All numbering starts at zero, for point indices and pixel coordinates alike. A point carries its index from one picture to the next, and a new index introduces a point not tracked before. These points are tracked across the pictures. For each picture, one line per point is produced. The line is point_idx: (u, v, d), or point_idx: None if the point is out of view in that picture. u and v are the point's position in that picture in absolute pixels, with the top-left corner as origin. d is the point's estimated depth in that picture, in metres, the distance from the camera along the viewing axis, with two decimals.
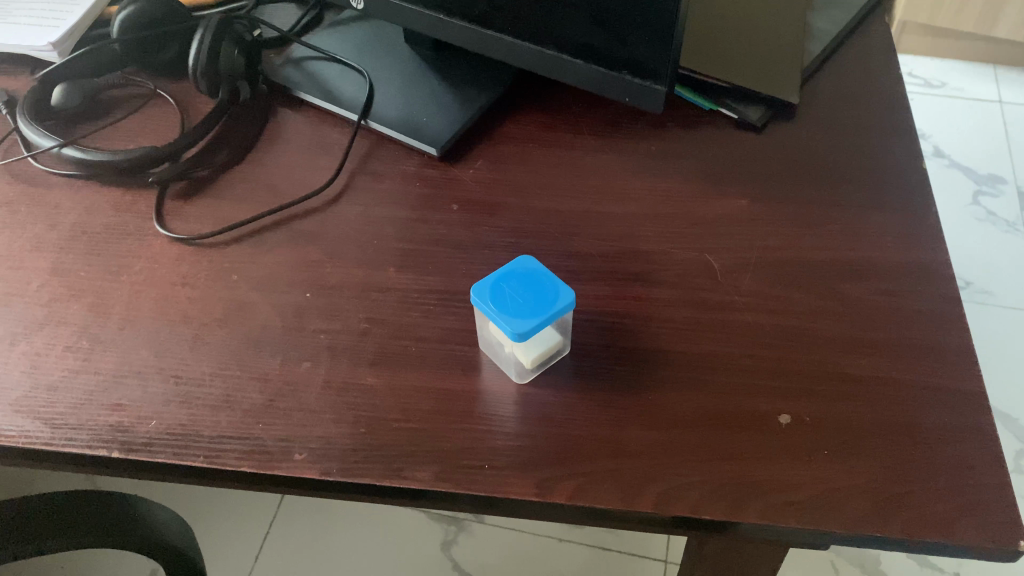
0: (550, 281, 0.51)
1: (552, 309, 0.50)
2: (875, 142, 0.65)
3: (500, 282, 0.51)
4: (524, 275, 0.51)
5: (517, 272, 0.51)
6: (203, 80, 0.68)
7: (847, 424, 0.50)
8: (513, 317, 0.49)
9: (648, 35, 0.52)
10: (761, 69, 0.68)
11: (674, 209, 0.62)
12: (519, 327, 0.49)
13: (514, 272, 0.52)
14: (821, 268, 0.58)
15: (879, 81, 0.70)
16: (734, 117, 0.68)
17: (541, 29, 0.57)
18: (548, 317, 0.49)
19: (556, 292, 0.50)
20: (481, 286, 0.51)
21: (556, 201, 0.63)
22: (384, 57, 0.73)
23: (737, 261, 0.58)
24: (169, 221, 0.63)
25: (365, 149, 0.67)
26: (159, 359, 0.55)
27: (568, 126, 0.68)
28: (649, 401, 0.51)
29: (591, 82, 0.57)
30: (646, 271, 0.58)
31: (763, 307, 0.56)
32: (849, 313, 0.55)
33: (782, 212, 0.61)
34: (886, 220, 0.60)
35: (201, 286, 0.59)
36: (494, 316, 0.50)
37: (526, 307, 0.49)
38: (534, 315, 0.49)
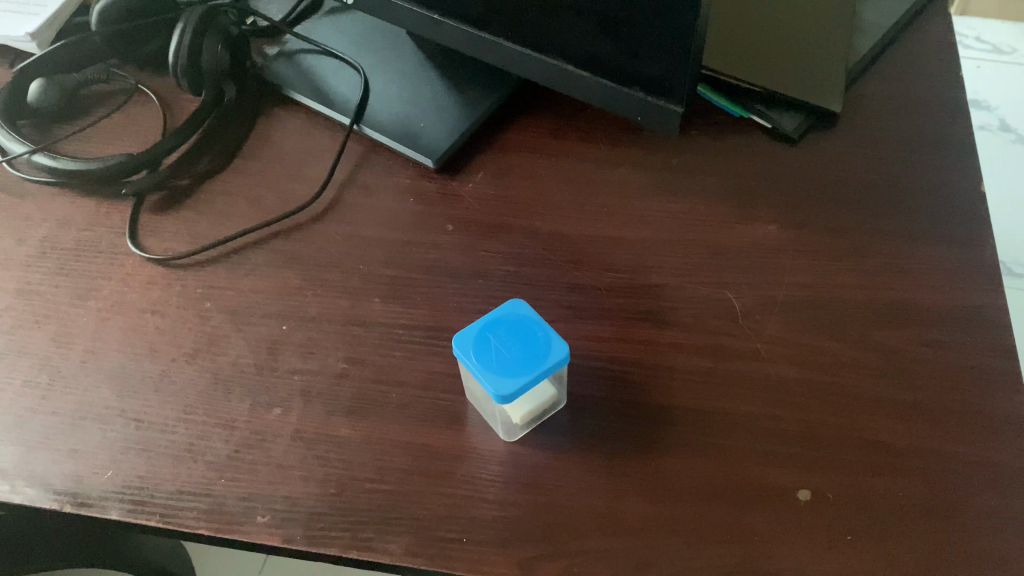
0: (541, 331, 0.45)
1: (543, 367, 0.44)
2: (926, 160, 0.58)
3: (485, 332, 0.45)
4: (513, 323, 0.46)
5: (505, 320, 0.46)
6: (184, 78, 0.62)
7: (876, 502, 0.44)
8: (498, 375, 0.44)
9: (663, 47, 0.46)
10: (800, 72, 0.60)
11: (693, 235, 0.55)
12: (503, 388, 0.43)
13: (502, 320, 0.46)
14: (857, 312, 0.51)
15: (933, 86, 0.62)
16: (767, 125, 0.61)
17: (543, 35, 0.50)
18: (537, 376, 0.43)
19: (547, 345, 0.45)
20: (464, 336, 0.46)
21: (562, 223, 0.57)
22: (384, 52, 0.67)
23: (761, 300, 0.52)
24: (143, 238, 0.58)
25: (357, 157, 0.62)
26: (121, 400, 0.51)
27: (581, 135, 0.62)
28: (651, 467, 0.46)
29: (600, 97, 0.50)
30: (657, 309, 0.52)
31: (788, 357, 0.49)
32: (885, 367, 0.48)
33: (815, 241, 0.54)
34: (934, 254, 0.53)
35: (172, 315, 0.54)
36: (477, 373, 0.44)
37: (513, 364, 0.44)
38: (523, 373, 0.44)
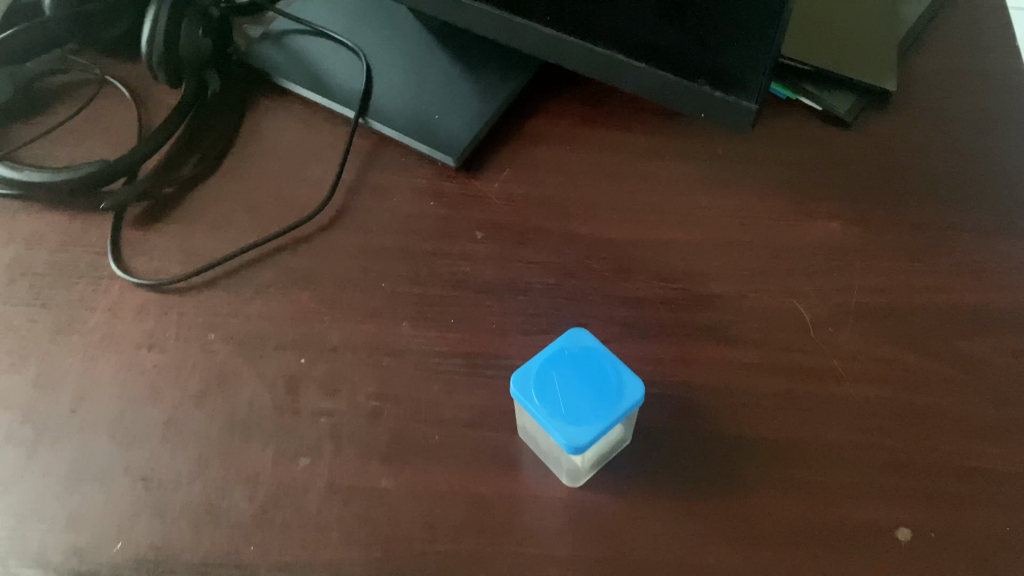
0: (610, 367, 0.40)
1: (615, 409, 0.39)
2: (992, 141, 0.53)
3: (547, 370, 0.40)
4: (577, 358, 0.41)
5: (569, 355, 0.41)
6: (160, 71, 0.54)
7: (982, 540, 0.40)
8: (566, 421, 0.38)
9: (737, 37, 0.40)
10: (853, 47, 0.55)
11: (749, 236, 0.50)
12: (573, 437, 0.38)
13: (564, 354, 0.41)
14: (938, 319, 0.47)
15: (990, 58, 0.57)
16: (818, 108, 0.55)
17: (591, 21, 0.44)
18: (609, 421, 0.38)
19: (619, 380, 0.40)
20: (523, 373, 0.40)
21: (604, 226, 0.51)
22: (385, 31, 0.60)
23: (833, 309, 0.47)
24: (128, 258, 0.51)
25: (365, 154, 0.55)
26: (123, 455, 0.44)
27: (614, 122, 0.56)
28: (734, 509, 0.41)
29: (656, 91, 0.44)
30: (719, 324, 0.47)
31: (869, 375, 0.45)
32: (974, 382, 0.44)
33: (884, 239, 0.50)
34: (1013, 248, 0.49)
35: (171, 350, 0.47)
36: (543, 420, 0.39)
37: (582, 407, 0.39)
38: (593, 417, 0.39)
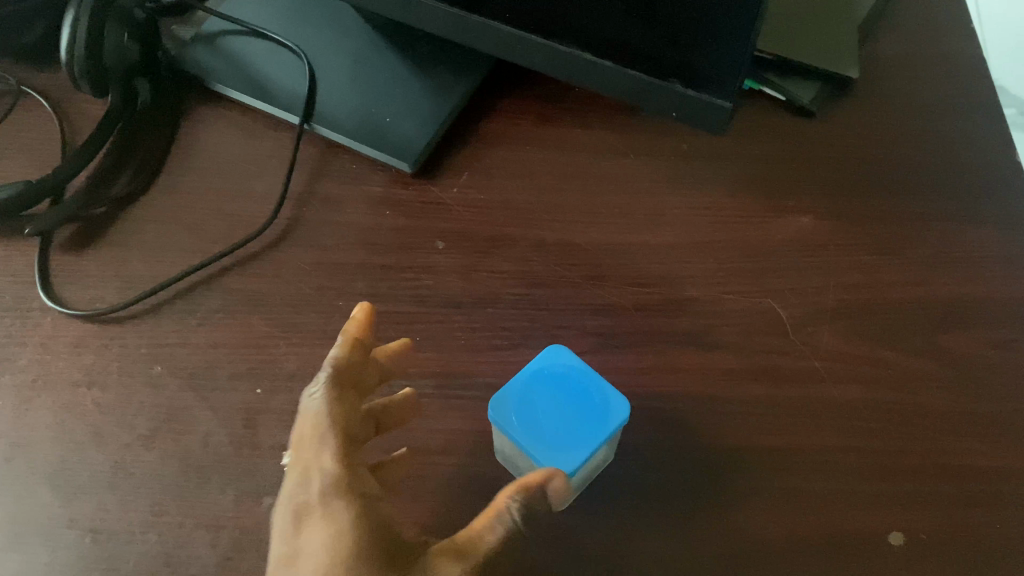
0: (594, 385, 0.38)
1: (603, 431, 0.37)
2: (952, 128, 0.53)
3: (527, 391, 0.38)
4: (558, 376, 0.38)
5: (549, 374, 0.38)
6: (84, 80, 0.50)
7: (974, 540, 0.39)
8: (554, 449, 0.36)
9: (710, 34, 0.38)
10: (817, 32, 0.53)
11: (719, 236, 0.49)
12: (563, 466, 0.36)
13: (544, 374, 0.38)
14: (913, 314, 0.46)
15: (946, 43, 0.57)
16: (780, 98, 0.54)
17: (553, 18, 0.42)
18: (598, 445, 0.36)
19: (604, 399, 0.37)
20: (501, 396, 0.38)
21: (571, 231, 0.49)
22: (326, 29, 0.56)
23: (811, 309, 0.46)
24: (59, 287, 0.47)
25: (313, 164, 0.52)
26: (67, 508, 0.40)
27: (574, 121, 0.54)
28: (726, 523, 0.40)
29: (625, 92, 0.42)
30: (696, 329, 0.46)
31: (851, 374, 0.44)
32: (955, 378, 0.44)
33: (854, 234, 0.49)
34: (981, 238, 0.48)
35: (114, 387, 0.44)
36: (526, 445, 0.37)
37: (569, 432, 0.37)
38: (582, 442, 0.36)
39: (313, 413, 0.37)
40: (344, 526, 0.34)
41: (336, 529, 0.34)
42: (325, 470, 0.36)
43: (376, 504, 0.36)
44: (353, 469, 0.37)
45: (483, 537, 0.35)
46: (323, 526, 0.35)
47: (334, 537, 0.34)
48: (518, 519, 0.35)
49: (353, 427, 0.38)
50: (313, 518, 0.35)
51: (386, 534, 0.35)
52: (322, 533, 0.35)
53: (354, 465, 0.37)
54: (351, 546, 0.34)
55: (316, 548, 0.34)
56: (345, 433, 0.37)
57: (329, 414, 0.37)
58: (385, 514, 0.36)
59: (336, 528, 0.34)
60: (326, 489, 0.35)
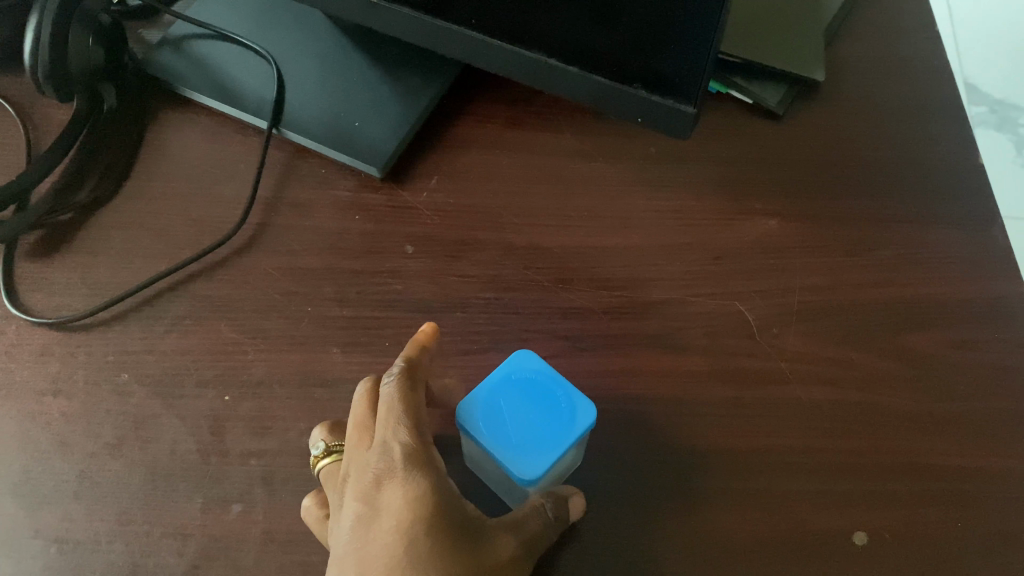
0: (561, 390, 0.38)
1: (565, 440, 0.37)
2: (915, 131, 0.53)
3: (494, 396, 0.38)
4: (525, 382, 0.38)
5: (516, 381, 0.38)
6: (48, 86, 0.49)
7: (937, 538, 0.40)
8: (514, 452, 0.36)
9: (672, 40, 0.38)
10: (784, 35, 0.54)
11: (687, 238, 0.50)
12: (521, 470, 0.36)
13: (515, 379, 0.38)
14: (877, 315, 0.46)
15: (909, 46, 0.57)
16: (748, 101, 0.55)
17: (518, 23, 0.42)
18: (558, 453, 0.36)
19: (570, 404, 0.38)
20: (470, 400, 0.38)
21: (540, 235, 0.50)
22: (294, 33, 0.56)
23: (777, 311, 0.47)
24: (24, 295, 0.47)
25: (281, 168, 0.52)
26: (31, 518, 0.40)
27: (543, 124, 0.54)
28: (693, 524, 0.40)
29: (591, 96, 0.43)
30: (664, 332, 0.46)
31: (816, 375, 0.44)
32: (918, 377, 0.44)
33: (820, 235, 0.49)
34: (943, 239, 0.49)
35: (79, 396, 0.43)
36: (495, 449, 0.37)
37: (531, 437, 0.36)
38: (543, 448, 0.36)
39: (390, 400, 0.37)
40: (426, 491, 0.34)
41: (418, 494, 0.34)
42: (403, 443, 0.36)
43: (448, 481, 0.36)
44: (426, 452, 0.36)
45: (529, 530, 0.37)
46: (403, 491, 0.34)
47: (414, 502, 0.34)
48: (553, 516, 0.38)
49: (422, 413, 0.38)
50: (388, 488, 0.35)
51: (459, 510, 0.35)
52: (400, 496, 0.34)
53: (427, 443, 0.37)
54: (433, 512, 0.34)
55: (394, 509, 0.34)
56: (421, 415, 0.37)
57: (405, 397, 0.37)
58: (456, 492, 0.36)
59: (417, 494, 0.34)
60: (404, 459, 0.35)
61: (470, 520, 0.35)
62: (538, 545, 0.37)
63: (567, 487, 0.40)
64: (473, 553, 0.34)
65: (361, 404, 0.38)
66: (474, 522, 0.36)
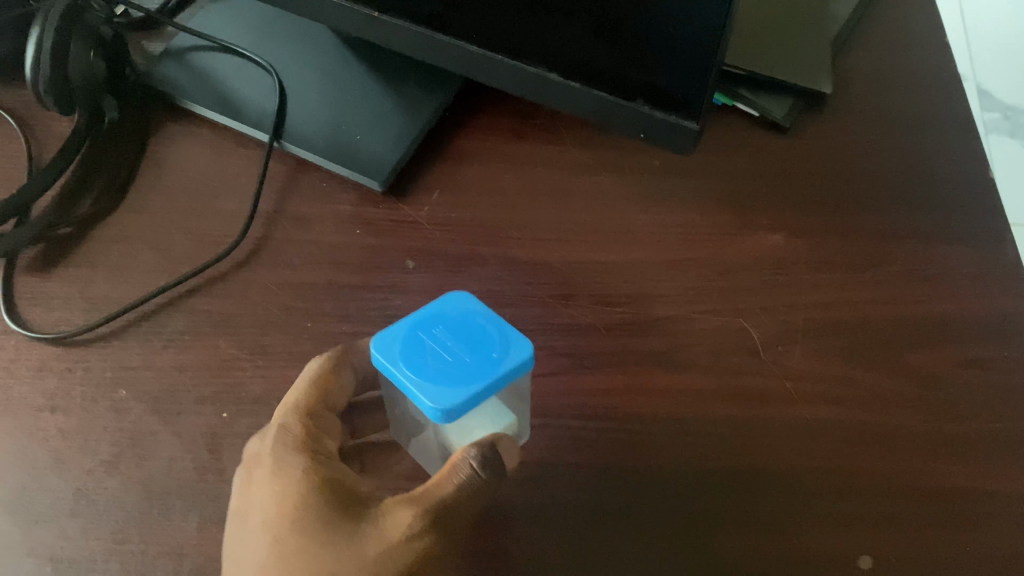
0: (491, 333, 0.36)
1: (500, 366, 0.35)
2: (923, 146, 0.53)
3: (418, 331, 0.36)
4: (454, 322, 0.36)
5: (445, 320, 0.36)
6: (50, 98, 0.49)
7: (946, 562, 0.39)
8: (434, 382, 0.34)
9: (672, 55, 0.38)
10: (790, 47, 0.53)
11: (691, 253, 0.49)
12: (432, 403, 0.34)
13: (439, 318, 0.36)
14: (883, 333, 0.46)
15: (918, 61, 0.57)
16: (755, 114, 0.54)
17: (519, 38, 0.42)
18: (493, 378, 0.34)
19: (499, 347, 0.35)
20: (389, 337, 0.36)
21: (542, 250, 0.49)
22: (297, 46, 0.56)
23: (780, 328, 0.46)
24: (24, 309, 0.46)
25: (283, 182, 0.52)
26: (26, 536, 0.40)
27: (546, 140, 0.54)
28: (693, 546, 0.39)
29: (591, 112, 0.42)
30: (667, 349, 0.45)
31: (820, 394, 0.44)
32: (925, 397, 0.43)
33: (825, 251, 0.49)
34: (951, 254, 0.48)
35: (77, 412, 0.43)
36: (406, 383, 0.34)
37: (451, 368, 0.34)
38: (474, 376, 0.34)
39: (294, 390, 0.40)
40: (294, 479, 0.36)
41: (285, 483, 0.37)
42: (285, 429, 0.38)
43: (332, 466, 0.38)
44: (310, 439, 0.38)
45: (433, 497, 0.36)
46: (272, 478, 0.37)
47: (281, 490, 0.36)
48: (476, 470, 0.36)
49: (325, 399, 0.40)
50: (267, 474, 0.37)
51: (336, 491, 0.36)
52: (269, 484, 0.37)
53: (313, 430, 0.39)
54: (303, 495, 0.36)
55: (265, 496, 0.37)
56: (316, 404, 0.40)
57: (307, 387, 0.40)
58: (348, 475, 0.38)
59: (284, 481, 0.37)
60: (281, 447, 0.38)
61: (355, 500, 0.37)
62: (456, 511, 0.36)
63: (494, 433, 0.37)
64: (349, 531, 0.35)
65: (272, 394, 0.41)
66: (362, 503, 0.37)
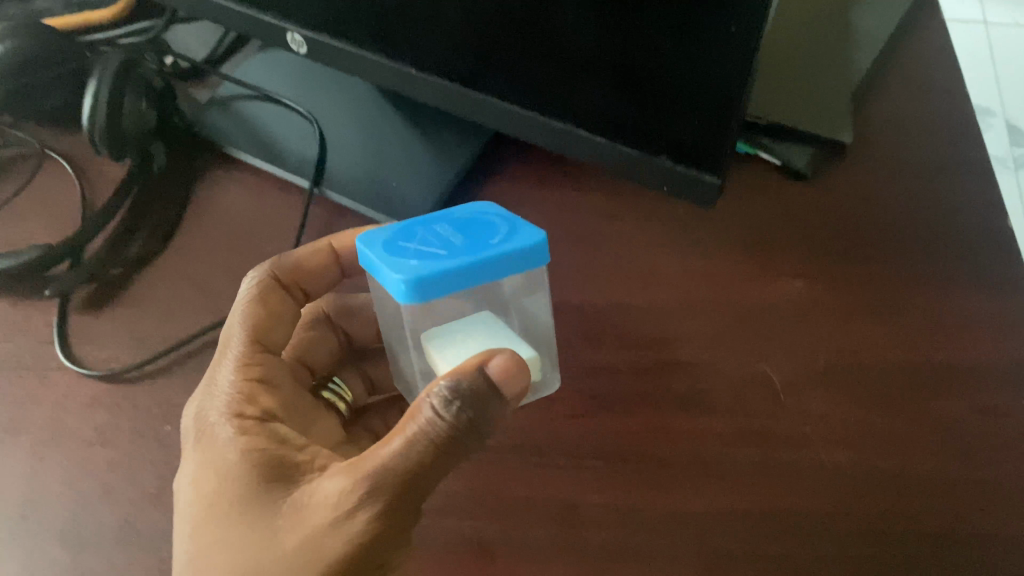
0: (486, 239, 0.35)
1: (484, 252, 0.34)
2: (943, 195, 0.54)
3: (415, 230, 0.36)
4: (454, 225, 0.36)
5: (447, 222, 0.36)
6: (105, 147, 0.52)
7: None
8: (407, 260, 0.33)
9: (696, 114, 0.40)
10: (812, 99, 0.55)
11: (713, 298, 0.51)
12: (395, 277, 0.33)
13: (441, 222, 0.36)
14: (902, 379, 0.47)
15: (939, 111, 0.58)
16: (777, 163, 0.56)
17: (549, 96, 0.44)
18: (483, 257, 0.34)
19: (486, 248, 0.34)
20: (387, 232, 0.36)
21: (570, 294, 0.51)
22: (337, 96, 0.59)
23: (800, 372, 0.47)
24: (76, 346, 0.49)
25: (321, 225, 0.54)
26: (75, 565, 0.42)
27: (573, 187, 0.56)
28: None
29: (618, 166, 0.44)
30: (689, 392, 0.47)
31: (839, 438, 0.45)
32: (942, 442, 0.44)
33: (845, 297, 0.50)
34: (970, 302, 0.49)
35: (126, 447, 0.45)
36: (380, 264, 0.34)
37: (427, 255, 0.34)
38: (465, 254, 0.34)
39: (223, 358, 0.40)
40: (219, 448, 0.36)
41: (212, 454, 0.36)
42: (217, 398, 0.38)
43: (265, 430, 0.36)
44: (240, 402, 0.37)
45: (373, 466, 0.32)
46: (203, 449, 0.36)
47: (209, 460, 0.36)
48: (438, 412, 0.33)
49: (254, 361, 0.40)
50: (205, 451, 0.36)
51: (265, 456, 0.35)
52: (199, 457, 0.36)
53: (245, 392, 0.38)
54: (230, 475, 0.35)
55: (197, 468, 0.36)
56: (245, 368, 0.39)
57: (236, 351, 0.40)
58: (291, 448, 0.36)
59: (211, 451, 0.36)
60: (211, 417, 0.37)
61: (289, 476, 0.34)
62: (412, 471, 0.33)
63: (484, 356, 0.35)
64: (273, 512, 0.33)
65: (235, 352, 0.40)
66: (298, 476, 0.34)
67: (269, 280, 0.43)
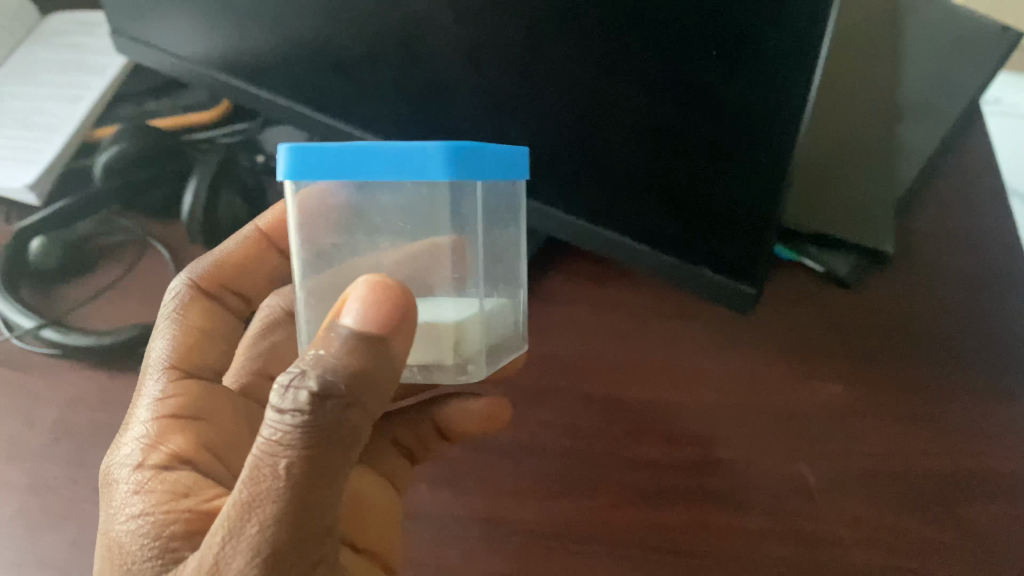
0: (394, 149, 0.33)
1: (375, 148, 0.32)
2: (985, 306, 0.56)
3: None
4: None
5: None
6: (199, 237, 0.59)
7: None
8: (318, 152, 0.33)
9: (731, 233, 0.44)
10: (854, 210, 0.58)
11: (755, 398, 0.53)
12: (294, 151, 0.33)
13: None
14: (936, 485, 0.48)
15: (982, 226, 0.61)
16: (820, 270, 0.58)
17: (602, 208, 0.49)
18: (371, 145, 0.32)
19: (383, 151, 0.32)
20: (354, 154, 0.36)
21: (619, 389, 0.54)
22: None
23: (836, 475, 0.49)
24: None
25: None
26: None
27: (625, 288, 0.60)
28: None
29: (662, 272, 0.49)
30: (729, 489, 0.49)
31: (872, 542, 0.46)
32: (977, 550, 0.45)
33: (885, 402, 0.52)
34: (1010, 412, 0.51)
35: None
36: None
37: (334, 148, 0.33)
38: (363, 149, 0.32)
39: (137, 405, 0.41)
40: (117, 508, 0.36)
41: (114, 512, 0.37)
42: (123, 450, 0.39)
43: (164, 481, 0.37)
44: (144, 452, 0.38)
45: (231, 513, 0.31)
46: (107, 508, 0.37)
47: (109, 520, 0.37)
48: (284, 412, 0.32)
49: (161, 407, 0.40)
50: (106, 511, 0.37)
51: (156, 516, 0.35)
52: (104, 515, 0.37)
53: (151, 441, 0.39)
54: (121, 546, 0.35)
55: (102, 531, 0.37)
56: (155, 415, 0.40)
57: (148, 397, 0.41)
58: (186, 503, 0.36)
59: (113, 510, 0.37)
60: (115, 470, 0.38)
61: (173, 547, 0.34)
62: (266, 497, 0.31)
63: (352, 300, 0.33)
64: None
65: (151, 397, 0.41)
66: (183, 546, 0.34)
67: (192, 289, 0.46)
